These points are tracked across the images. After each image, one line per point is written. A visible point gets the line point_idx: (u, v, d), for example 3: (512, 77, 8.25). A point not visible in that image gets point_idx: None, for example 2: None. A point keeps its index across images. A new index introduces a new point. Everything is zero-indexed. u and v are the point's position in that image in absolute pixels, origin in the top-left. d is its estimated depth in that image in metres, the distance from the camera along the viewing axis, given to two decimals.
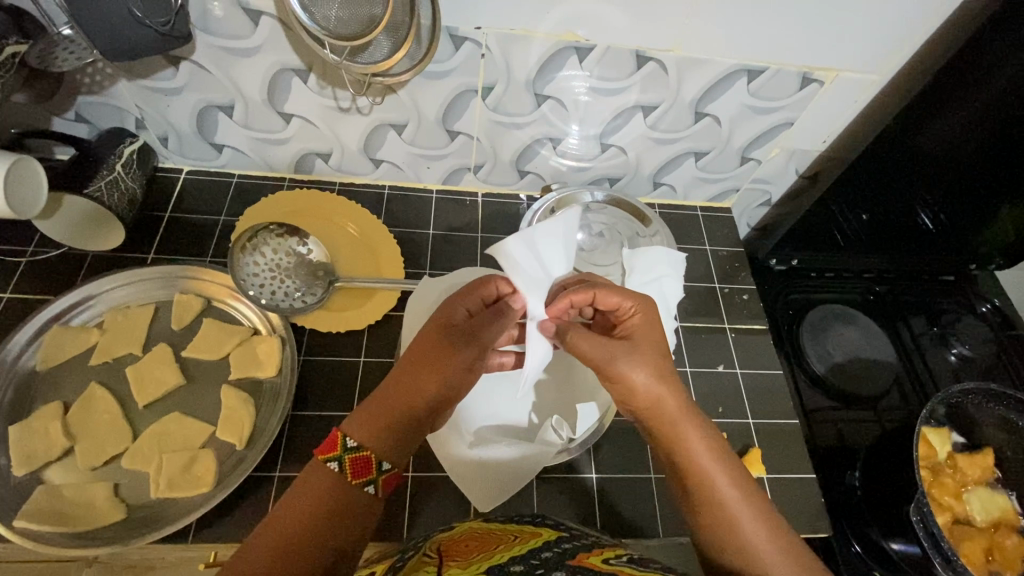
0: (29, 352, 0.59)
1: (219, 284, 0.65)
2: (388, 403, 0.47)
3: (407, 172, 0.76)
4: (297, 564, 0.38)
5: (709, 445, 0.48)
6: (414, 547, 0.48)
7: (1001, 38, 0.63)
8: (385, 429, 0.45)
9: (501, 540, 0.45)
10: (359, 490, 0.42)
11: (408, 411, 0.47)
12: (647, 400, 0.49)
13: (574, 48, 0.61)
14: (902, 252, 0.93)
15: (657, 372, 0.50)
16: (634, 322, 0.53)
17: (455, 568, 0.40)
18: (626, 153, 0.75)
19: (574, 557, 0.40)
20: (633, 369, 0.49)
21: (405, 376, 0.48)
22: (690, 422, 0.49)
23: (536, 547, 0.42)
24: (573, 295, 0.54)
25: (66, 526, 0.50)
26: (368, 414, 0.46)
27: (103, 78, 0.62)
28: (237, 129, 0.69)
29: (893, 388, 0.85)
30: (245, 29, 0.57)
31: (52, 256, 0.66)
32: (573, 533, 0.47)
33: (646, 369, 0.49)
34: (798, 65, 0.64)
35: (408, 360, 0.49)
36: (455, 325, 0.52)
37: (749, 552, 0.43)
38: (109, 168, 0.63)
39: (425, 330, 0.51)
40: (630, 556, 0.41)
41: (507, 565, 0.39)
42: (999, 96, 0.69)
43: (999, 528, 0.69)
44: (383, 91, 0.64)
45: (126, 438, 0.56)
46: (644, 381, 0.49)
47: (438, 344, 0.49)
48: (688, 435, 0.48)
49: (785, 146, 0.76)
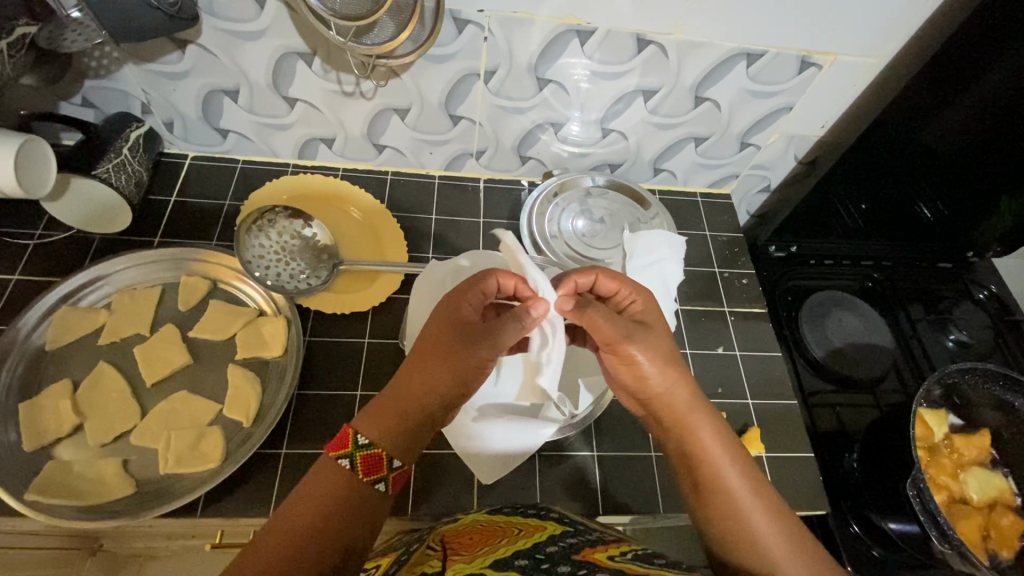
0: (39, 331, 0.60)
1: (225, 266, 0.66)
2: (394, 402, 0.47)
3: (410, 158, 0.77)
4: (308, 558, 0.39)
5: (717, 437, 0.49)
6: (419, 539, 0.49)
7: (1000, 23, 0.64)
8: (393, 426, 0.46)
9: (504, 533, 0.46)
10: (370, 487, 0.43)
11: (412, 409, 0.47)
12: (659, 385, 0.50)
13: (575, 32, 0.62)
14: (900, 239, 0.94)
15: (664, 357, 0.51)
16: (636, 308, 0.54)
17: (459, 563, 0.40)
18: (626, 138, 0.76)
19: (580, 552, 0.41)
20: (643, 352, 0.50)
21: (409, 375, 0.48)
22: (700, 413, 0.50)
23: (539, 542, 0.43)
24: (576, 277, 0.55)
25: (77, 500, 0.51)
26: (377, 411, 0.47)
27: (110, 62, 0.62)
28: (242, 114, 0.69)
29: (891, 372, 0.86)
30: (251, 12, 0.58)
31: (59, 239, 0.67)
32: (578, 528, 0.47)
33: (655, 356, 0.50)
34: (798, 49, 0.65)
35: (412, 359, 0.49)
36: (458, 321, 0.50)
37: (752, 539, 0.44)
38: (116, 151, 0.64)
39: (426, 328, 0.51)
40: (635, 553, 0.41)
41: (510, 560, 0.40)
42: (1003, 86, 0.70)
43: (996, 507, 0.70)
44: (386, 74, 0.64)
45: (134, 416, 0.56)
46: (649, 363, 0.50)
47: (439, 340, 0.49)
48: (696, 425, 0.49)
49: (784, 131, 0.77)
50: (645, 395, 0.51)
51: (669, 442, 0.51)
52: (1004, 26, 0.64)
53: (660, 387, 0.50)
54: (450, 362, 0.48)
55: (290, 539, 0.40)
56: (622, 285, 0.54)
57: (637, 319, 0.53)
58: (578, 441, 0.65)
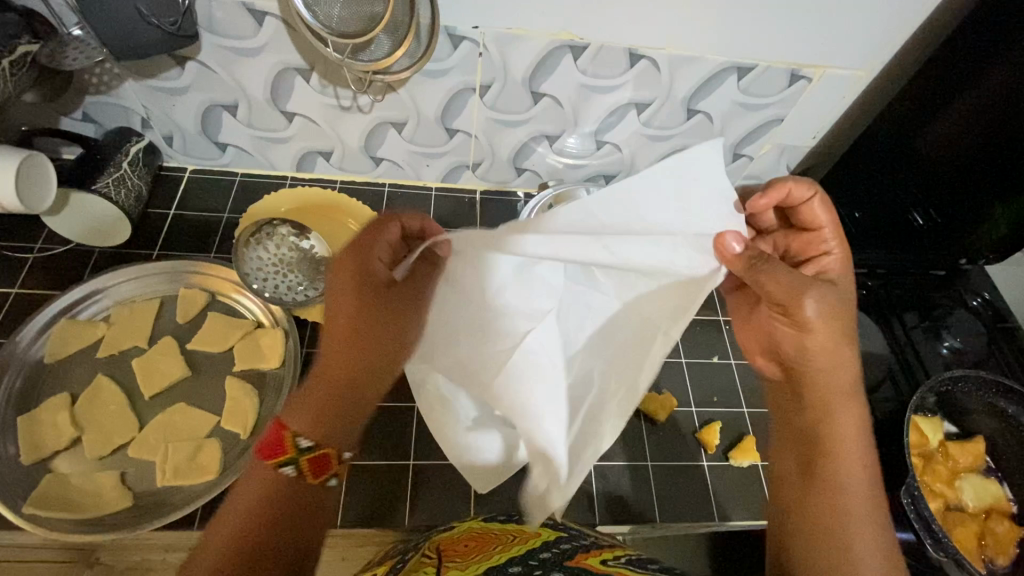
0: (38, 344, 0.60)
1: (223, 278, 0.67)
2: (330, 388, 0.47)
3: (407, 170, 0.78)
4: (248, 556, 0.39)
5: (859, 439, 0.46)
6: (416, 547, 0.49)
7: (986, 38, 0.64)
8: (328, 416, 0.46)
9: (499, 540, 0.46)
10: (277, 472, 0.43)
11: (348, 387, 0.47)
12: (821, 350, 0.46)
13: (568, 47, 0.63)
14: (893, 247, 0.95)
15: (839, 333, 0.46)
16: (828, 262, 0.51)
17: (455, 568, 0.40)
18: (621, 150, 0.77)
19: (573, 558, 0.42)
20: (810, 302, 0.45)
21: (340, 357, 0.48)
22: (849, 406, 0.47)
23: (534, 548, 0.44)
24: (792, 185, 0.50)
25: (74, 513, 0.51)
26: (309, 408, 0.46)
27: (111, 78, 0.63)
28: (242, 128, 0.70)
29: (887, 380, 0.86)
30: (250, 28, 0.59)
31: (58, 253, 0.67)
32: (573, 533, 0.48)
33: (828, 320, 0.45)
34: (786, 62, 0.66)
35: (336, 336, 0.49)
36: (377, 283, 0.49)
37: (847, 528, 0.44)
38: (116, 165, 0.65)
39: (342, 289, 0.50)
40: (627, 558, 0.42)
41: (506, 569, 0.40)
42: (1004, 97, 0.66)
43: (991, 514, 0.70)
44: (383, 89, 0.66)
45: (132, 428, 0.57)
46: (818, 315, 0.45)
47: (368, 314, 0.49)
48: (841, 414, 0.47)
49: (776, 142, 0.78)
50: (800, 363, 0.48)
51: (796, 415, 0.49)
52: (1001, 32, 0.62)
53: (823, 359, 0.46)
54: (384, 339, 0.48)
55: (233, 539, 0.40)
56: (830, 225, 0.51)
57: (828, 279, 0.50)
58: None
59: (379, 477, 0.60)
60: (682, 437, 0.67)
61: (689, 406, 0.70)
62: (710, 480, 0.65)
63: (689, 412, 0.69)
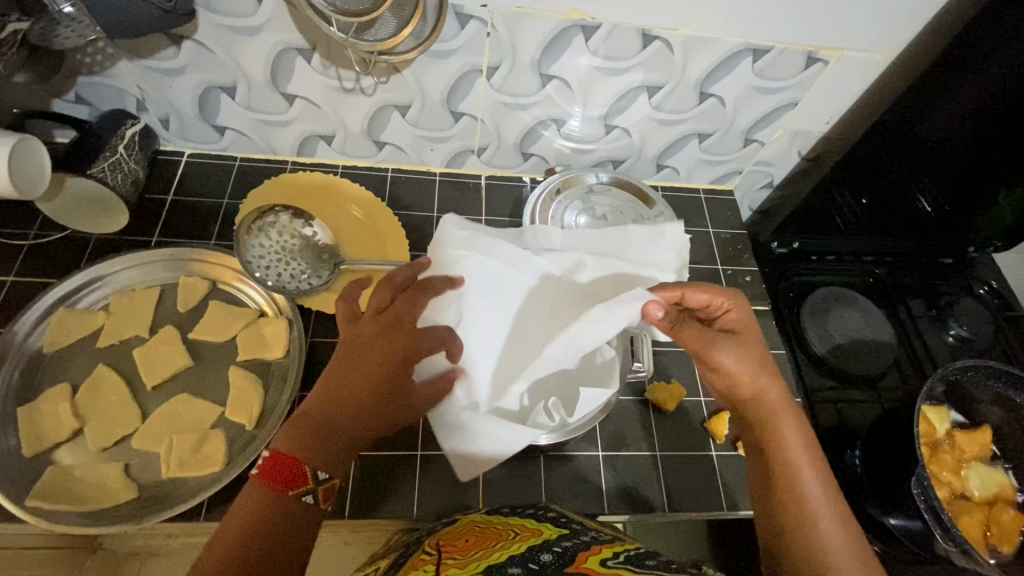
0: (37, 334, 0.59)
1: (225, 266, 0.65)
2: (328, 436, 0.45)
3: (411, 155, 0.76)
4: (253, 559, 0.38)
5: (805, 445, 0.47)
6: (416, 543, 0.48)
7: (984, 19, 0.63)
8: (316, 441, 0.44)
9: (500, 537, 0.44)
10: (294, 500, 0.41)
11: (335, 434, 0.45)
12: (750, 387, 0.48)
13: (580, 26, 0.61)
14: (904, 237, 0.93)
15: (758, 365, 0.48)
16: (728, 318, 0.50)
17: (452, 569, 0.38)
18: (630, 135, 0.75)
19: (571, 564, 0.37)
20: (733, 358, 0.48)
21: (329, 405, 0.46)
22: (789, 417, 0.48)
23: (535, 547, 0.41)
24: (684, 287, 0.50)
25: (78, 506, 0.50)
26: (295, 439, 0.44)
27: (104, 58, 0.61)
28: (240, 110, 0.68)
29: (893, 368, 0.85)
30: (249, 6, 0.57)
31: (54, 239, 0.66)
32: (575, 529, 0.45)
33: (747, 365, 0.48)
34: (805, 44, 0.64)
35: (320, 397, 0.46)
36: (383, 331, 0.50)
37: (820, 541, 0.42)
38: (111, 149, 0.62)
39: (355, 340, 0.49)
40: (627, 556, 0.38)
41: (504, 568, 0.37)
42: (1001, 80, 0.69)
43: (996, 503, 0.71)
44: (387, 70, 0.63)
45: (135, 419, 0.56)
46: (735, 366, 0.48)
47: (397, 352, 0.49)
48: (785, 424, 0.47)
49: (789, 127, 0.76)
50: (736, 399, 0.49)
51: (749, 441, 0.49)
52: (1000, 12, 0.63)
53: (750, 390, 0.48)
54: (366, 384, 0.47)
55: (236, 544, 0.38)
56: (714, 295, 0.49)
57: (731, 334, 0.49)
58: (583, 442, 0.64)
59: (385, 466, 0.60)
60: (691, 428, 0.67)
61: (697, 397, 0.69)
62: (719, 470, 0.65)
63: (698, 402, 0.69)
